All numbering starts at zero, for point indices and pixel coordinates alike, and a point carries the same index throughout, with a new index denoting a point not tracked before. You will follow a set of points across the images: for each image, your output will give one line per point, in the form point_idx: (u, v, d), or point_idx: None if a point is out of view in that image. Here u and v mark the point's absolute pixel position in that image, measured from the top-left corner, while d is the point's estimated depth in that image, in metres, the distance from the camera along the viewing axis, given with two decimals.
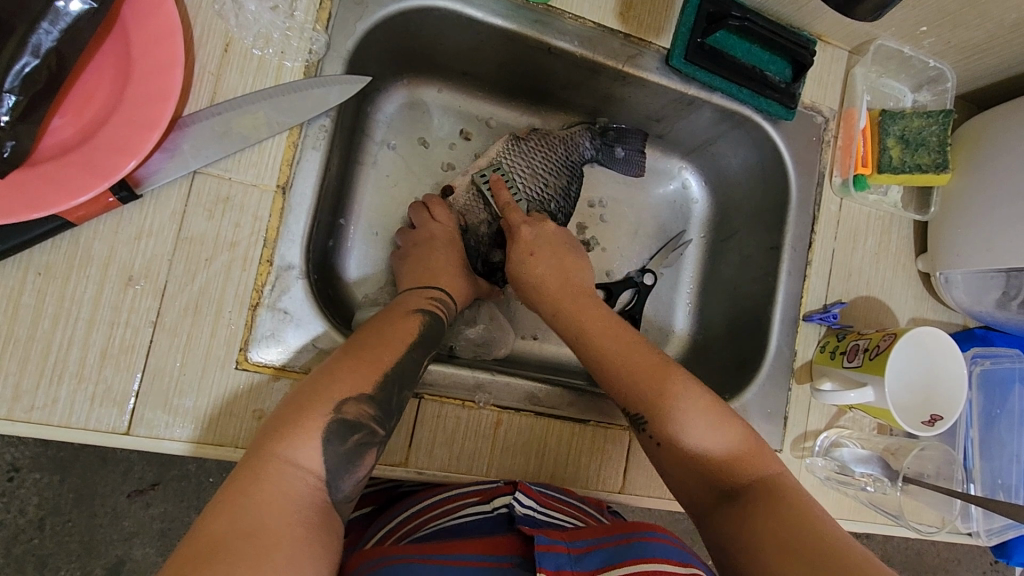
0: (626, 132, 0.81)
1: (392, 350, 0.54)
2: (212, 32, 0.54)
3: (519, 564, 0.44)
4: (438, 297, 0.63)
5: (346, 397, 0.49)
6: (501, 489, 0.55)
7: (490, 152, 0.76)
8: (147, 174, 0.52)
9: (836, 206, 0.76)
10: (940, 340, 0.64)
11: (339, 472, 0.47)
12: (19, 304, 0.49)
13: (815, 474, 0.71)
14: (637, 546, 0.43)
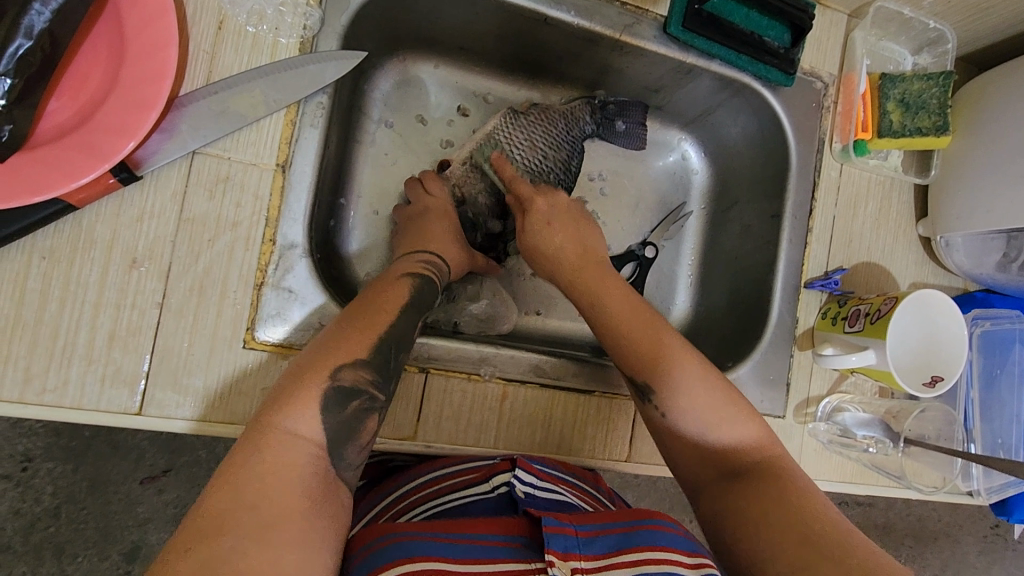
0: (627, 105, 0.81)
1: (388, 314, 0.55)
2: (205, 9, 0.54)
3: (525, 544, 0.44)
4: (436, 261, 0.63)
5: (342, 363, 0.49)
6: (498, 467, 0.55)
7: (488, 126, 0.76)
8: (145, 155, 0.51)
9: (837, 172, 0.76)
10: (940, 301, 0.65)
11: (342, 442, 0.47)
12: (26, 289, 0.49)
13: (818, 438, 0.72)
14: (646, 533, 0.44)
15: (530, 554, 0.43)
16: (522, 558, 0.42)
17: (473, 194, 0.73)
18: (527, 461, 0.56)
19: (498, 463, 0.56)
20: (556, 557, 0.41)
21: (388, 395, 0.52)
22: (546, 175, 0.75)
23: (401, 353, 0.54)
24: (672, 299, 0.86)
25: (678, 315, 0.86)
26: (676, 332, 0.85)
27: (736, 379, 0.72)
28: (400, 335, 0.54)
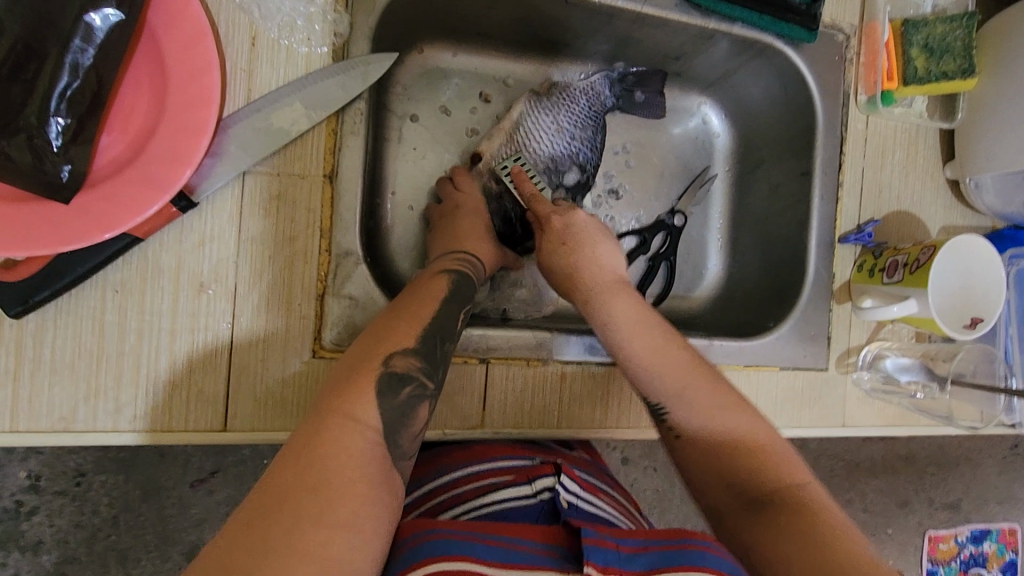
0: (646, 75, 0.81)
1: (431, 307, 0.54)
2: (237, 26, 0.54)
3: (561, 554, 0.45)
4: (469, 260, 0.64)
5: (392, 352, 0.49)
6: (541, 470, 0.56)
7: (513, 111, 0.76)
8: (200, 181, 0.52)
9: (863, 124, 0.76)
10: (980, 248, 0.66)
11: (395, 429, 0.46)
12: (103, 322, 0.51)
13: (860, 387, 0.75)
14: (688, 553, 0.45)
15: (563, 564, 0.44)
16: (557, 567, 0.43)
17: (509, 182, 0.74)
18: (568, 467, 0.58)
19: (539, 466, 0.57)
20: (595, 570, 0.42)
21: (437, 383, 0.51)
22: (576, 155, 0.77)
23: (447, 341, 0.54)
24: (704, 264, 0.88)
25: (712, 278, 0.88)
26: (711, 295, 0.87)
27: (779, 337, 0.74)
28: (444, 323, 0.54)
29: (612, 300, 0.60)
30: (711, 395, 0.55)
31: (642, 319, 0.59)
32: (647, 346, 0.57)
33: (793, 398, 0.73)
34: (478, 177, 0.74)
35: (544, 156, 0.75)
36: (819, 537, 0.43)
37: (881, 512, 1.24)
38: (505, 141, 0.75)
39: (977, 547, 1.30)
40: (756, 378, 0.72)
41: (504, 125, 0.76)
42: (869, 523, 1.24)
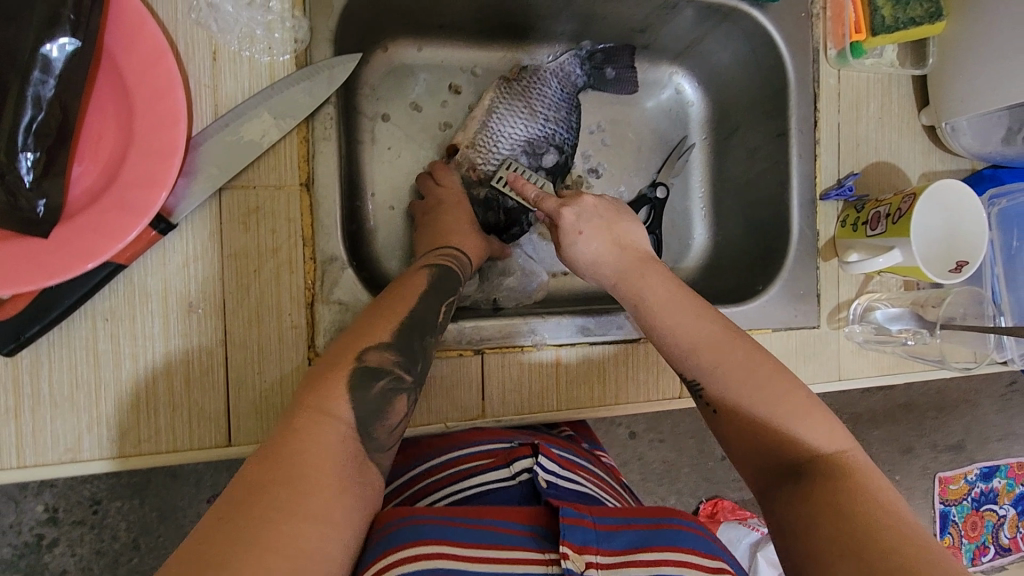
0: (614, 51, 0.80)
1: (409, 300, 0.55)
2: (196, 42, 0.53)
3: (539, 536, 0.45)
4: (456, 255, 0.64)
5: (366, 347, 0.50)
6: (518, 451, 0.56)
7: (484, 101, 0.77)
8: (176, 202, 0.52)
9: (835, 79, 0.76)
10: (967, 194, 0.67)
11: (368, 422, 0.46)
12: (98, 351, 0.51)
13: (853, 340, 0.76)
14: (671, 533, 0.46)
15: (541, 545, 0.44)
16: (535, 550, 0.44)
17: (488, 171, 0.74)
18: (546, 447, 0.58)
19: (517, 447, 0.57)
20: (571, 550, 0.42)
21: (415, 375, 0.51)
22: (552, 138, 0.77)
23: (426, 335, 0.54)
24: (690, 235, 0.88)
25: (699, 248, 0.88)
26: (699, 264, 0.87)
27: (769, 300, 0.74)
28: (422, 318, 0.54)
29: (645, 281, 0.58)
30: (765, 377, 0.53)
31: (677, 294, 0.58)
32: (690, 321, 0.56)
33: (787, 357, 0.74)
34: (458, 169, 0.73)
35: (521, 141, 0.76)
36: (857, 509, 0.43)
37: (889, 459, 1.27)
38: (480, 130, 0.75)
39: (985, 484, 1.32)
40: None
41: (477, 115, 0.76)
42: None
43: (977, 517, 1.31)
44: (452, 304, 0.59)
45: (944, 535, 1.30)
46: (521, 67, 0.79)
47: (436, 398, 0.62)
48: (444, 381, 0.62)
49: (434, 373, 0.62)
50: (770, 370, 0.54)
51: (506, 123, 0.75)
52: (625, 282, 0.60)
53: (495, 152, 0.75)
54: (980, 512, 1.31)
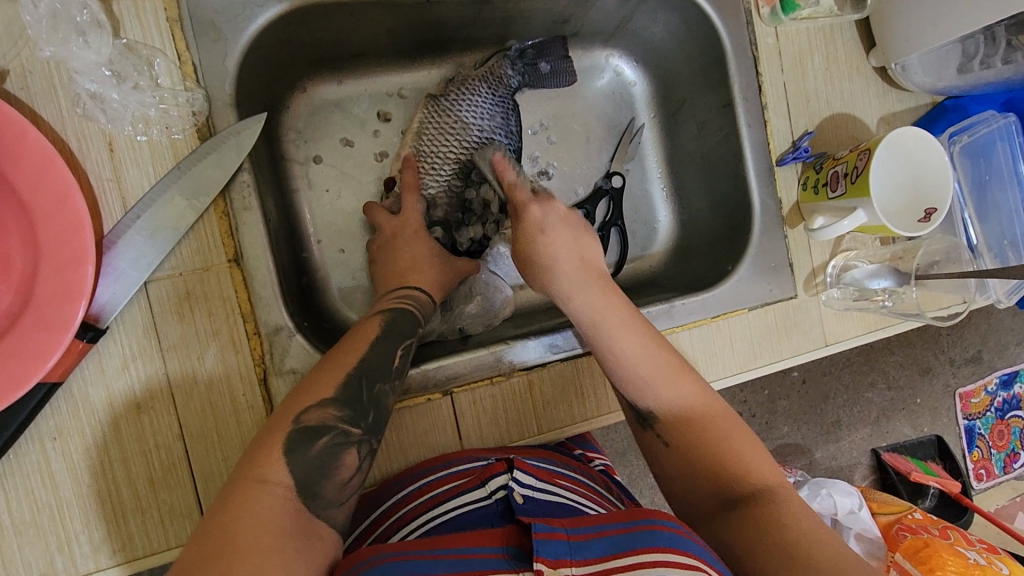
0: (544, 44, 0.76)
1: (358, 351, 0.53)
2: (89, 138, 0.51)
3: (512, 554, 0.43)
4: (417, 297, 0.62)
5: (306, 406, 0.48)
6: (493, 469, 0.54)
7: (414, 122, 0.74)
8: (101, 306, 0.51)
9: (773, 37, 0.72)
10: (938, 151, 0.64)
11: (315, 480, 0.45)
12: (54, 472, 0.50)
13: (834, 306, 0.73)
14: (646, 535, 0.43)
15: (516, 564, 0.43)
16: (510, 569, 0.42)
17: (431, 193, 0.72)
18: (522, 460, 0.56)
19: (492, 465, 0.55)
20: (545, 564, 0.41)
21: (367, 426, 0.50)
22: (491, 147, 0.74)
23: (376, 381, 0.52)
24: (654, 219, 0.85)
25: (665, 231, 0.85)
26: (668, 246, 0.85)
27: (740, 278, 0.72)
28: (376, 365, 0.53)
29: (589, 292, 0.61)
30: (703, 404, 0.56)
31: (638, 333, 0.58)
32: (649, 357, 0.57)
33: (768, 334, 0.72)
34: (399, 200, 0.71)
35: (459, 156, 0.72)
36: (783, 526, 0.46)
37: (907, 385, 1.25)
38: (414, 154, 0.72)
39: (1007, 392, 1.30)
40: (726, 326, 0.71)
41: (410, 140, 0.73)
42: (897, 399, 1.25)
43: (1004, 426, 1.31)
44: (409, 347, 0.57)
45: (973, 449, 1.30)
46: (448, 79, 0.75)
47: (412, 448, 0.61)
48: (417, 429, 0.61)
49: (405, 422, 0.60)
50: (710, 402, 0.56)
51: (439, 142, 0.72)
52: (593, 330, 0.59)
53: (435, 171, 0.72)
54: (1006, 420, 1.30)
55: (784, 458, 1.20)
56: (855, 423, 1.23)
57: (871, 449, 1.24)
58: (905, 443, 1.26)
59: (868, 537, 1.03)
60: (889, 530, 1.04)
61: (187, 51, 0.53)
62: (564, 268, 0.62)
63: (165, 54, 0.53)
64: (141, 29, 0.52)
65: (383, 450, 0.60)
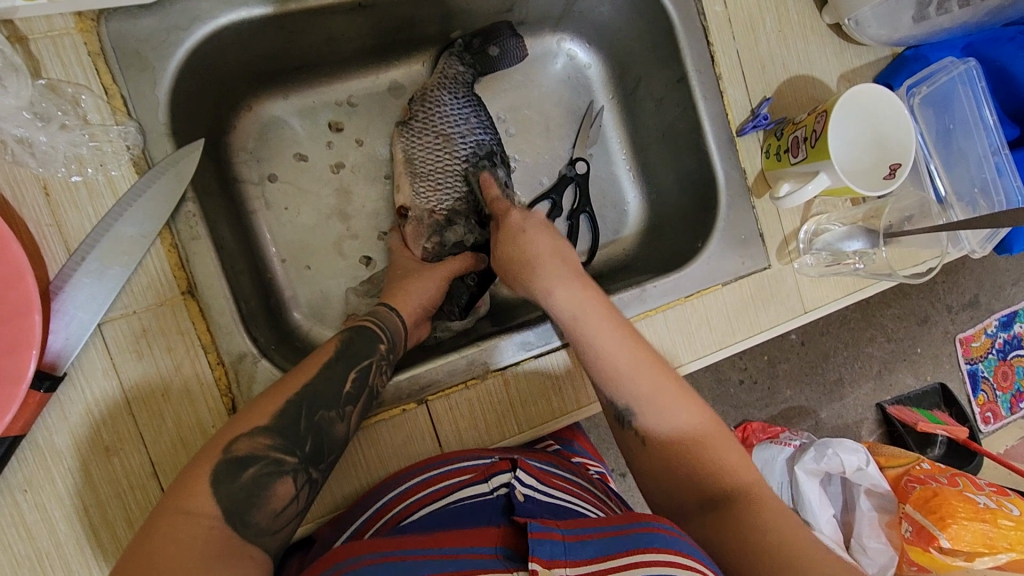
0: (493, 30, 0.72)
1: (311, 371, 0.53)
2: (23, 184, 0.50)
3: (506, 555, 0.43)
4: (385, 312, 0.61)
5: (235, 436, 0.48)
6: (497, 467, 0.54)
7: (399, 153, 0.71)
8: (55, 354, 0.50)
9: (721, 5, 0.70)
10: (900, 109, 0.63)
11: (243, 510, 0.45)
12: (29, 524, 0.50)
13: (807, 273, 0.72)
14: (642, 537, 0.43)
15: (509, 564, 0.42)
16: (503, 568, 0.42)
17: (447, 208, 0.70)
18: (525, 462, 0.55)
19: (495, 463, 0.55)
20: (541, 565, 0.40)
21: (303, 455, 0.50)
22: (479, 147, 0.71)
23: (317, 409, 0.51)
24: (622, 203, 0.84)
25: (635, 214, 0.84)
26: (640, 228, 0.84)
27: (710, 252, 0.70)
28: (323, 392, 0.52)
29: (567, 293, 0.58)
30: (682, 410, 0.55)
31: (632, 348, 0.56)
32: (629, 361, 0.55)
33: (745, 308, 0.71)
34: (422, 224, 0.69)
35: (456, 164, 0.70)
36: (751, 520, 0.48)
37: (906, 336, 1.24)
38: (413, 179, 0.70)
39: (1007, 333, 1.29)
40: (701, 304, 0.70)
41: (399, 169, 0.71)
42: (898, 351, 1.24)
43: (1007, 366, 1.29)
44: (366, 367, 0.56)
45: (979, 393, 1.29)
46: (410, 97, 0.74)
47: (392, 460, 0.60)
48: (395, 441, 0.60)
49: (382, 435, 0.60)
50: (683, 393, 0.56)
51: (429, 162, 0.70)
52: (575, 327, 0.57)
53: (441, 186, 0.70)
54: (1009, 360, 1.29)
55: (789, 421, 1.19)
56: (857, 379, 1.22)
57: (877, 403, 1.23)
58: (909, 394, 1.25)
59: (878, 492, 1.02)
60: (899, 483, 1.02)
61: (115, 85, 0.53)
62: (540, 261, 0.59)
63: (92, 90, 0.52)
64: (63, 67, 0.52)
65: (363, 465, 0.60)
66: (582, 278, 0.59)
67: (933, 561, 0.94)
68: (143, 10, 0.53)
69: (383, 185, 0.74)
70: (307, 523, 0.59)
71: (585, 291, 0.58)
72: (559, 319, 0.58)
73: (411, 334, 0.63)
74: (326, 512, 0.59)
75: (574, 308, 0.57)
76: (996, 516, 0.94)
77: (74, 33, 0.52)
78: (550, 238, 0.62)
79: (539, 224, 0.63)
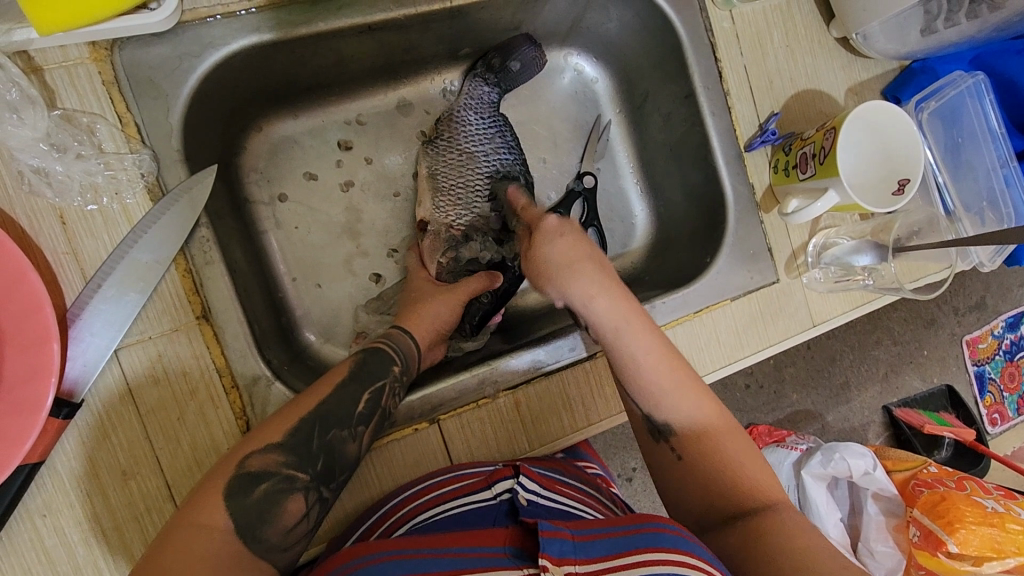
0: (512, 45, 0.72)
1: (322, 393, 0.53)
2: (40, 214, 0.51)
3: (514, 554, 0.44)
4: (398, 333, 0.61)
5: (249, 452, 0.49)
6: (501, 473, 0.55)
7: (423, 168, 0.72)
8: (73, 381, 0.50)
9: (729, 21, 0.70)
10: (909, 123, 0.63)
11: (255, 526, 0.46)
12: (48, 548, 0.50)
13: (816, 288, 0.72)
14: (649, 536, 0.43)
15: (517, 562, 0.43)
16: (512, 565, 0.43)
17: (465, 224, 0.70)
18: (528, 468, 0.56)
19: (499, 469, 0.55)
20: (551, 564, 0.41)
21: (315, 473, 0.50)
22: (501, 166, 0.72)
23: (330, 428, 0.52)
24: (630, 216, 0.84)
25: (641, 227, 0.84)
26: (647, 241, 0.84)
27: (717, 267, 0.71)
28: (336, 410, 0.53)
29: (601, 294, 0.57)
30: (699, 403, 0.56)
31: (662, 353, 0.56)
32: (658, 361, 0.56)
33: (753, 321, 0.71)
34: (438, 237, 0.70)
35: (478, 182, 0.71)
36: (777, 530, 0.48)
37: (913, 339, 1.24)
38: (434, 195, 0.71)
39: (1014, 334, 1.28)
40: (709, 318, 0.70)
41: (421, 185, 0.72)
42: (904, 354, 1.24)
43: (1014, 367, 1.29)
44: (379, 387, 0.56)
45: (985, 395, 1.29)
46: (437, 117, 0.75)
47: (403, 479, 0.61)
48: (408, 460, 0.61)
49: (394, 454, 0.60)
50: (699, 390, 0.56)
51: (452, 178, 0.71)
52: (615, 337, 0.57)
53: (461, 203, 0.71)
54: (1015, 361, 1.29)
55: (796, 425, 1.19)
56: (864, 382, 1.22)
57: (882, 406, 1.23)
58: (915, 396, 1.25)
59: (885, 496, 1.02)
60: (906, 487, 1.03)
61: (129, 113, 0.54)
62: (579, 261, 0.58)
63: (106, 119, 0.53)
64: (78, 97, 0.52)
65: (375, 483, 0.60)
66: (622, 289, 0.58)
67: (941, 565, 0.93)
68: (156, 38, 0.54)
69: (392, 202, 0.75)
70: (321, 541, 0.59)
71: (623, 300, 0.57)
72: (599, 327, 0.57)
73: (424, 356, 0.63)
74: (338, 530, 0.59)
75: (616, 319, 0.56)
76: (1005, 521, 0.94)
77: (89, 62, 0.52)
78: (587, 249, 0.60)
79: (575, 233, 0.61)
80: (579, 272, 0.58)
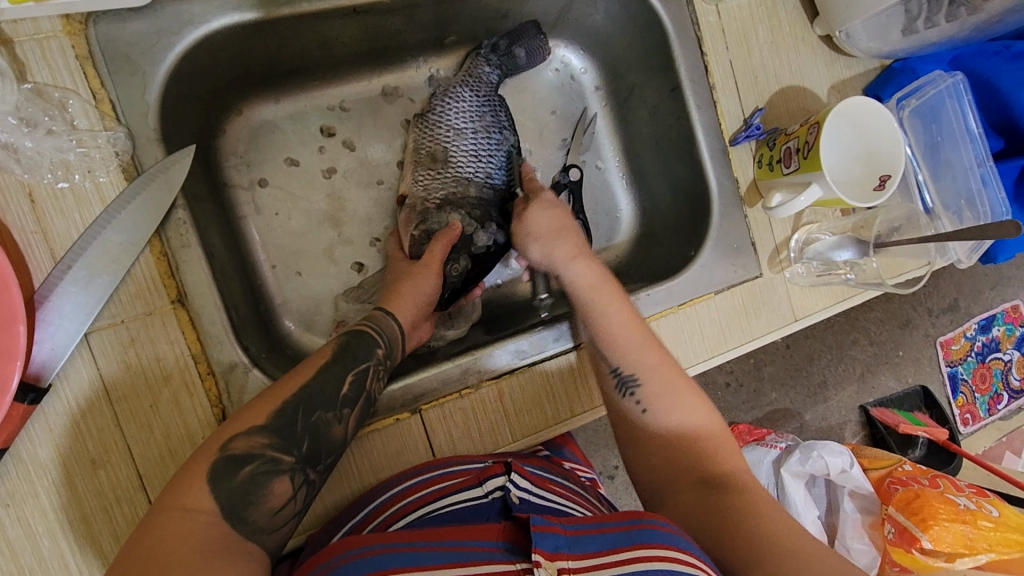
0: (518, 31, 0.73)
1: (304, 373, 0.52)
2: (7, 191, 0.49)
3: (507, 549, 0.43)
4: (381, 316, 0.60)
5: (233, 435, 0.47)
6: (492, 470, 0.54)
7: (410, 143, 0.72)
8: (40, 365, 0.49)
9: (715, 15, 0.71)
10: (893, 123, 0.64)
11: (239, 507, 0.45)
12: (10, 539, 0.48)
13: (798, 282, 0.73)
14: (640, 532, 0.43)
15: (511, 557, 0.42)
16: (506, 562, 0.42)
17: (440, 196, 0.69)
18: (519, 465, 0.55)
19: (489, 467, 0.54)
20: (542, 556, 0.40)
21: (299, 455, 0.49)
22: (490, 146, 0.71)
23: (313, 411, 0.51)
24: (615, 210, 0.84)
25: (627, 221, 0.84)
26: (632, 235, 0.84)
27: (703, 260, 0.71)
28: (319, 394, 0.52)
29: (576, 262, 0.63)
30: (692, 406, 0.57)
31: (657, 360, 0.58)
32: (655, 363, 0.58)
33: (737, 317, 0.72)
34: (414, 210, 0.68)
35: (464, 160, 0.70)
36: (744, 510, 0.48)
37: (888, 338, 1.26)
38: (415, 168, 0.70)
39: (986, 336, 1.31)
40: (694, 313, 0.71)
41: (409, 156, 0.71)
42: (880, 353, 1.26)
43: (985, 368, 1.32)
44: (363, 370, 0.55)
45: (958, 395, 1.32)
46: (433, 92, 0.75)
47: (386, 471, 0.60)
48: (389, 452, 0.60)
49: (375, 446, 0.59)
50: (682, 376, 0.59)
51: (440, 151, 0.70)
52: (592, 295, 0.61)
53: (440, 177, 0.70)
54: (987, 362, 1.32)
55: (775, 423, 1.20)
56: (841, 380, 1.24)
57: (859, 405, 1.25)
58: (891, 395, 1.26)
59: (862, 493, 1.02)
60: (881, 484, 1.03)
61: (104, 90, 0.52)
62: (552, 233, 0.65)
63: (79, 95, 0.52)
64: (50, 71, 0.51)
65: (356, 475, 0.59)
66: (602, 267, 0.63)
67: (915, 562, 0.94)
68: (132, 14, 0.52)
69: (376, 190, 0.74)
70: (300, 534, 0.58)
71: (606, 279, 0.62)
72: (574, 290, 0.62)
73: (409, 339, 0.62)
74: (318, 522, 0.58)
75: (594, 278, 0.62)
76: (977, 517, 0.96)
77: (62, 36, 0.51)
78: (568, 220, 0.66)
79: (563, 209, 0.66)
80: (564, 236, 0.64)
